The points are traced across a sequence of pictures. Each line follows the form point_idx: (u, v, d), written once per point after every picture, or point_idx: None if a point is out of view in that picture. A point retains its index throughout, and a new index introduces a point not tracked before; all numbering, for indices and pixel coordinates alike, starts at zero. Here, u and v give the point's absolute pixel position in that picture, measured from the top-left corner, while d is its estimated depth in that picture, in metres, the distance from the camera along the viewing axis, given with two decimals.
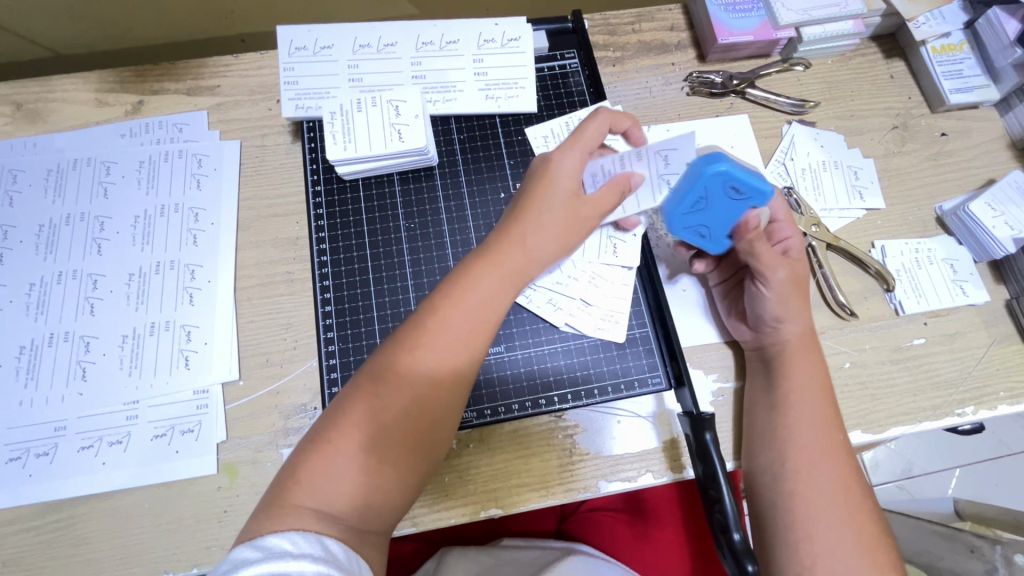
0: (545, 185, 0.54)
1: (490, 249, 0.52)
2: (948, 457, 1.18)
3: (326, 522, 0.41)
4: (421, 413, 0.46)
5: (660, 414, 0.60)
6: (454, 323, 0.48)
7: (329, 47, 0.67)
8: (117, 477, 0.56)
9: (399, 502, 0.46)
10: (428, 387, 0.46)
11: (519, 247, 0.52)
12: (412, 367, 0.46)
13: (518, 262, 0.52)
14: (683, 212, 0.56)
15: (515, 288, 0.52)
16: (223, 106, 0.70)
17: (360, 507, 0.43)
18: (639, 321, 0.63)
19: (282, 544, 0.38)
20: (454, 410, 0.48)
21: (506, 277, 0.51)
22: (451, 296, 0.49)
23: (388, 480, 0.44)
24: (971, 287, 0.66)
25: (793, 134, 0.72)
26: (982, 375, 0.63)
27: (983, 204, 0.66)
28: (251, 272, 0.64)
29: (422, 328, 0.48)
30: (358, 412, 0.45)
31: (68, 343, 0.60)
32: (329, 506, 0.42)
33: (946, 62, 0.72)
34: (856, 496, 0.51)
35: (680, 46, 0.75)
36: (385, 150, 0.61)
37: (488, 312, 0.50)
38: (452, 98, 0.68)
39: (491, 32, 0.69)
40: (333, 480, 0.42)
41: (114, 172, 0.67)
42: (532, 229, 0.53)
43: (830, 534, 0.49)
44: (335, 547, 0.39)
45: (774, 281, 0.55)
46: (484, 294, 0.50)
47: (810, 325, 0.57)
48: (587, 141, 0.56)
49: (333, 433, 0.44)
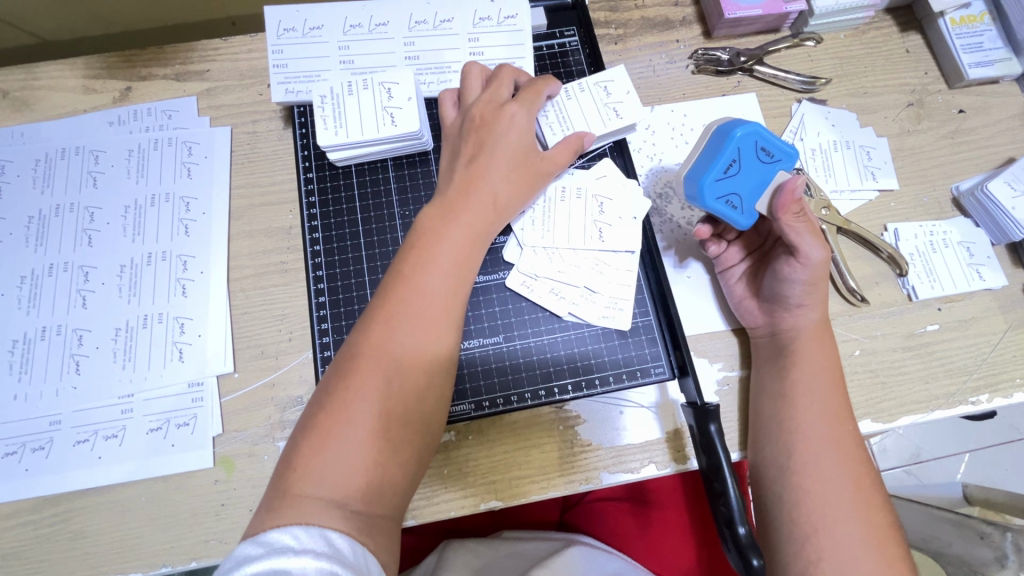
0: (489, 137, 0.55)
1: (451, 208, 0.52)
2: (957, 442, 1.17)
3: (330, 511, 0.40)
4: (408, 380, 0.46)
5: (664, 404, 0.58)
6: (424, 285, 0.48)
7: (318, 28, 0.65)
8: (114, 471, 0.56)
9: (402, 483, 0.45)
10: (408, 356, 0.46)
11: (485, 203, 0.53)
12: (390, 337, 0.46)
13: (483, 216, 0.53)
14: (714, 178, 0.53)
15: (482, 242, 0.53)
16: (212, 91, 0.68)
17: (367, 489, 0.42)
18: (643, 309, 0.61)
19: (285, 538, 0.37)
20: (437, 368, 0.48)
21: (470, 231, 0.52)
22: (416, 261, 0.49)
23: (389, 457, 0.44)
24: (988, 271, 0.64)
25: (803, 113, 0.69)
26: (997, 362, 0.61)
27: (1001, 183, 0.63)
28: (244, 262, 0.62)
29: (393, 300, 0.48)
30: (344, 392, 0.44)
31: (60, 336, 0.59)
32: (328, 491, 0.41)
33: (965, 34, 0.69)
34: (866, 490, 0.50)
35: (685, 22, 0.72)
36: (377, 135, 0.59)
37: (459, 267, 0.50)
38: (447, 79, 0.65)
39: (487, 9, 0.66)
40: (336, 464, 0.42)
41: (103, 160, 0.65)
42: (496, 181, 0.54)
43: (838, 529, 0.48)
44: (340, 542, 0.38)
45: (813, 258, 0.52)
46: (452, 253, 0.50)
47: (825, 312, 0.56)
48: (535, 94, 0.58)
49: (325, 416, 0.43)
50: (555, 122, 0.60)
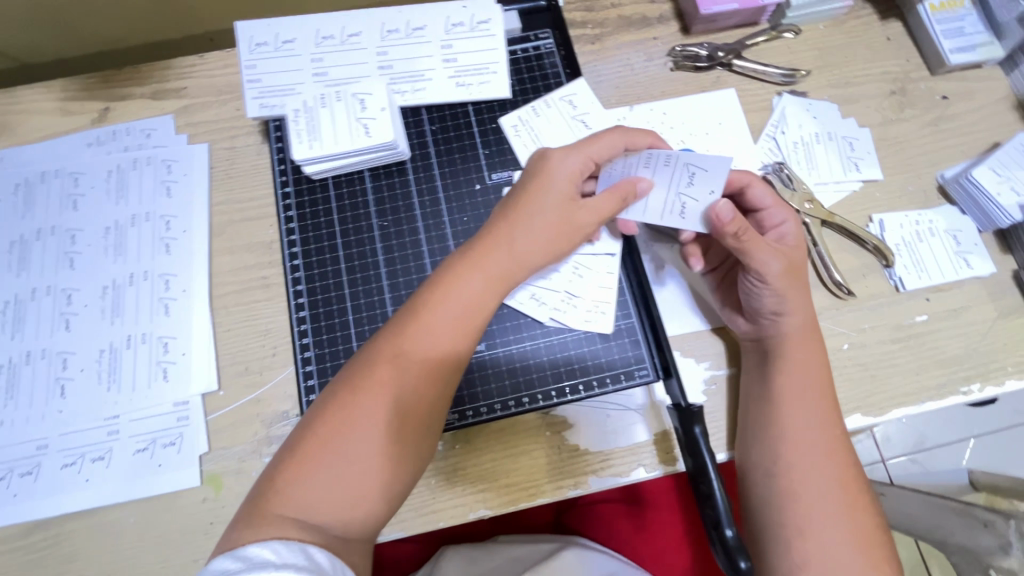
0: (540, 184, 0.54)
1: (470, 253, 0.52)
2: (961, 428, 1.16)
3: (310, 531, 0.40)
4: (404, 420, 0.45)
5: (650, 407, 0.58)
6: (434, 329, 0.48)
7: (290, 41, 0.65)
8: (102, 492, 0.56)
9: (385, 513, 0.45)
10: (408, 395, 0.46)
11: (507, 251, 0.52)
12: (393, 375, 0.46)
13: (502, 266, 0.51)
14: None
15: (499, 291, 0.52)
16: (190, 108, 0.68)
17: (349, 517, 0.42)
18: (624, 312, 0.60)
19: (264, 552, 0.37)
20: (435, 411, 0.47)
21: (488, 280, 0.51)
22: (427, 303, 0.49)
23: (376, 490, 0.43)
24: (976, 258, 0.63)
25: (784, 106, 0.68)
26: (988, 351, 0.61)
27: (986, 170, 0.62)
28: (226, 278, 0.62)
29: (400, 336, 0.47)
30: (340, 421, 0.44)
31: (45, 360, 0.60)
32: (311, 514, 0.41)
33: (945, 20, 0.68)
34: (840, 497, 0.49)
35: (662, 19, 0.71)
36: (352, 146, 0.59)
37: (472, 312, 0.50)
38: (421, 87, 0.65)
39: (460, 15, 0.66)
40: (321, 492, 0.42)
41: (83, 183, 0.65)
42: (518, 232, 0.53)
43: (809, 532, 0.48)
44: (321, 557, 0.38)
45: (769, 272, 0.52)
46: (467, 299, 0.50)
47: (809, 314, 0.55)
48: (595, 150, 0.55)
49: (314, 443, 0.43)
50: (528, 140, 0.64)
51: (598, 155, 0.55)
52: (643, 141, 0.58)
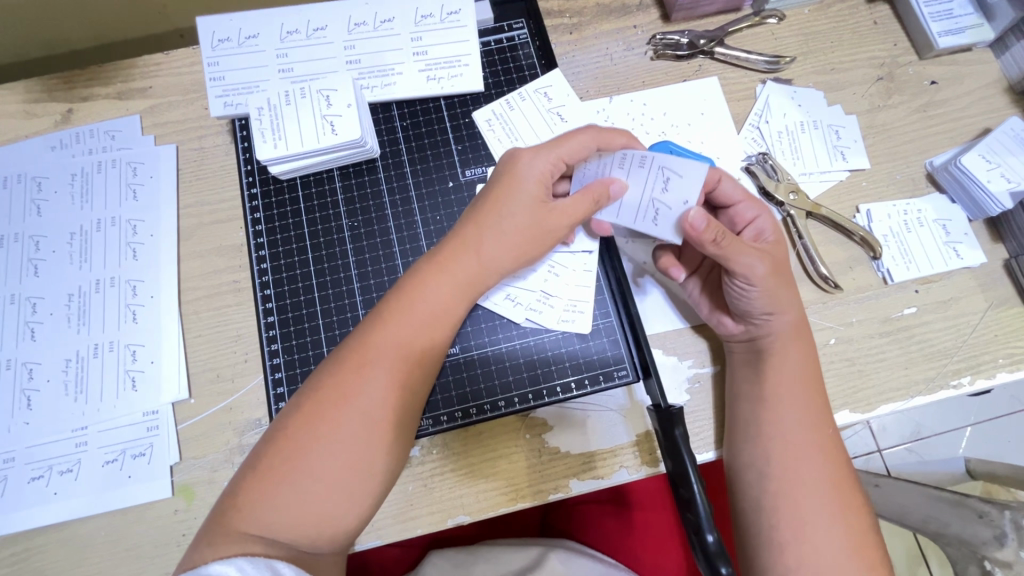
0: (507, 186, 0.52)
1: (438, 259, 0.51)
2: (958, 417, 1.15)
3: (275, 547, 0.39)
4: (371, 432, 0.43)
5: (630, 408, 0.56)
6: (399, 338, 0.47)
7: (254, 37, 0.63)
8: (70, 506, 0.55)
9: (354, 528, 0.43)
10: (376, 406, 0.44)
11: (475, 256, 0.51)
12: (359, 386, 0.44)
13: (470, 272, 0.50)
14: None
15: (467, 297, 0.51)
16: (156, 108, 0.66)
17: (315, 534, 0.41)
18: (603, 311, 0.59)
19: (229, 570, 0.35)
20: (405, 422, 0.46)
21: (456, 286, 0.50)
22: (393, 311, 0.48)
23: (343, 505, 0.42)
24: (966, 248, 0.61)
25: (767, 95, 0.66)
26: (979, 343, 0.59)
27: (976, 156, 0.60)
28: (196, 283, 0.61)
29: (366, 346, 0.46)
30: (304, 434, 0.42)
31: (10, 371, 0.58)
32: (275, 530, 0.40)
33: (933, 2, 0.66)
34: (834, 498, 0.47)
35: (642, 7, 0.69)
36: (318, 145, 0.57)
37: (439, 319, 0.49)
38: (391, 82, 0.63)
39: (429, 6, 0.64)
40: (284, 509, 0.40)
41: (46, 187, 0.63)
42: (487, 235, 0.51)
43: (801, 536, 0.46)
44: (288, 571, 0.37)
45: (754, 274, 0.50)
46: (434, 307, 0.49)
47: (800, 310, 0.53)
48: (564, 151, 0.52)
49: (277, 459, 0.42)
50: (503, 134, 0.63)
51: (568, 155, 0.52)
52: (620, 142, 0.55)
